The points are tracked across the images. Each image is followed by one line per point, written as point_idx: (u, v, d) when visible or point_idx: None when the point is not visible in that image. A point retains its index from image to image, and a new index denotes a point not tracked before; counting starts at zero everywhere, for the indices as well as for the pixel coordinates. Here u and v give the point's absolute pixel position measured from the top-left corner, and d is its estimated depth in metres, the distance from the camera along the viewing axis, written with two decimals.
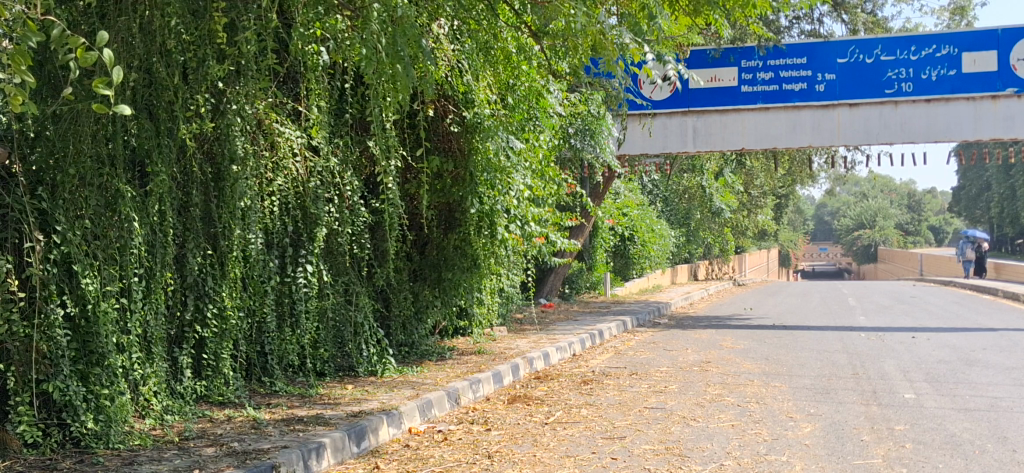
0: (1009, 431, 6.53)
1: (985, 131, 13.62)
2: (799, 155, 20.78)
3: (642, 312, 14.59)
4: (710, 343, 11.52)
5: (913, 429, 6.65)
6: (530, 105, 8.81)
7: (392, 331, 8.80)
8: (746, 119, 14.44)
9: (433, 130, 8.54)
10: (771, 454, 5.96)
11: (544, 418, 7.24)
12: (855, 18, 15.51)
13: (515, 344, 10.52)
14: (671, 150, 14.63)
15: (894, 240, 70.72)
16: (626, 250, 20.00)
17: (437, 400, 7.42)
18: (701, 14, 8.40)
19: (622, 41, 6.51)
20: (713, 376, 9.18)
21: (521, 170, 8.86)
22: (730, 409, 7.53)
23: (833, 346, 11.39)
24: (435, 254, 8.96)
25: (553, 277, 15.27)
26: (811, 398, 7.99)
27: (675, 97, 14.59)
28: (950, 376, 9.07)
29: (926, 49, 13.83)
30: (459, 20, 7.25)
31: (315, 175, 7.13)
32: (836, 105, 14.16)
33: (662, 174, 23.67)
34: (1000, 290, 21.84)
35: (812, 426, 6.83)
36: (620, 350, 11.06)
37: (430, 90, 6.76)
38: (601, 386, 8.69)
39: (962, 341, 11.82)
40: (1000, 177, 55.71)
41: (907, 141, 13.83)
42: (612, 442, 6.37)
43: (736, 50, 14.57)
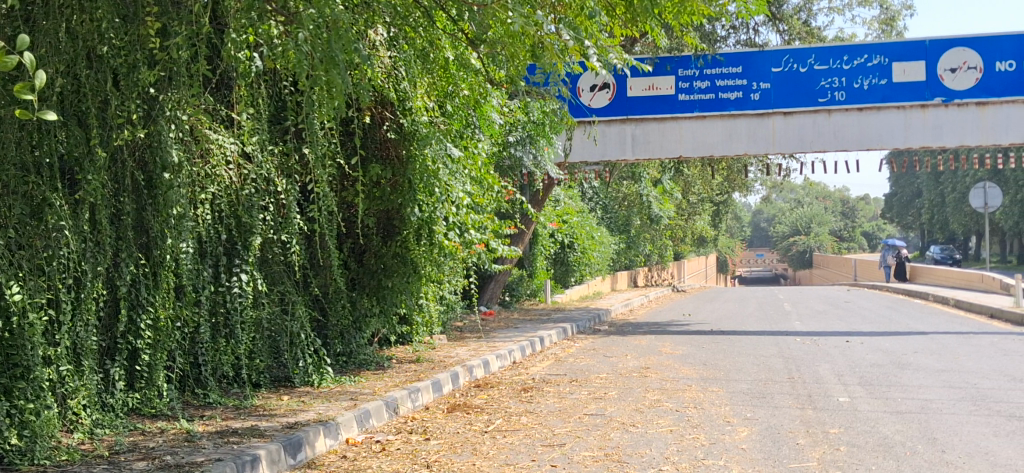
0: (939, 432, 6.69)
1: (915, 139, 13.95)
2: (736, 163, 21.08)
3: (583, 320, 14.63)
4: (649, 349, 11.60)
5: (847, 432, 6.76)
6: (468, 113, 8.82)
7: (330, 340, 8.68)
8: (685, 127, 14.61)
9: (370, 138, 8.54)
10: (708, 459, 6.01)
11: (484, 427, 7.23)
12: (791, 28, 15.81)
13: (456, 352, 10.47)
14: (610, 158, 14.76)
15: (828, 245, 72.29)
16: (566, 257, 20.06)
17: (375, 410, 7.35)
18: (637, 24, 8.50)
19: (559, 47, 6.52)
20: (652, 382, 9.26)
21: (459, 177, 8.84)
22: (668, 414, 7.59)
23: (770, 350, 11.56)
24: (374, 262, 8.92)
25: (493, 284, 15.28)
26: (747, 402, 8.09)
27: (613, 106, 14.69)
28: (883, 379, 9.27)
29: (858, 59, 14.10)
30: (396, 27, 7.24)
31: (249, 183, 7.05)
32: (771, 114, 14.40)
33: (603, 180, 23.83)
34: (929, 294, 22.42)
35: (748, 430, 6.91)
36: (560, 357, 11.07)
37: (366, 96, 6.73)
38: (541, 393, 8.71)
39: (895, 344, 12.08)
40: (929, 183, 57.32)
41: (841, 149, 14.15)
42: (552, 450, 6.38)
43: (672, 58, 14.62)
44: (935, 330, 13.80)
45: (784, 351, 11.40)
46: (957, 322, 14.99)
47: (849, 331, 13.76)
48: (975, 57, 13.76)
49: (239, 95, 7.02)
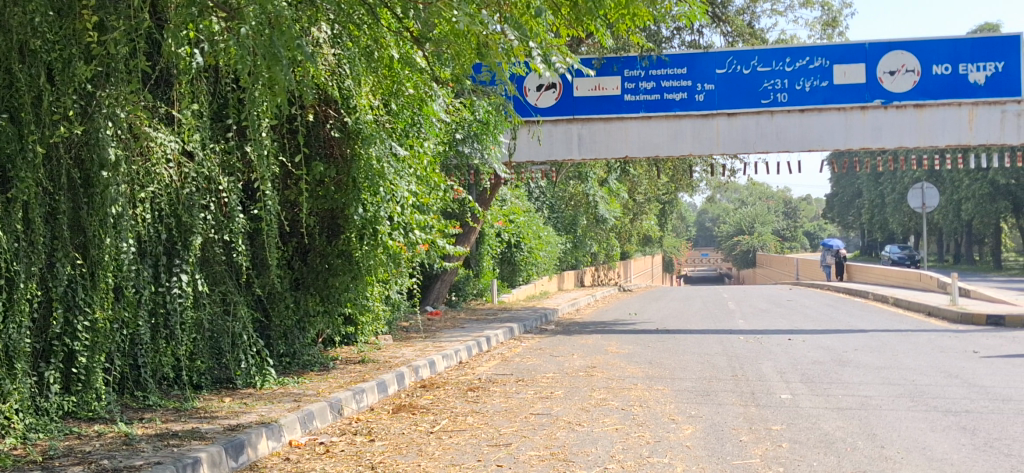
0: (878, 428, 6.80)
1: (855, 140, 14.23)
2: (682, 163, 21.28)
3: (529, 320, 14.64)
4: (596, 349, 11.65)
5: (789, 429, 6.85)
6: (413, 112, 8.80)
7: (273, 341, 8.57)
8: (630, 128, 14.73)
9: (313, 135, 8.45)
10: (653, 457, 6.04)
11: (429, 427, 7.19)
12: (736, 30, 15.98)
13: (401, 352, 10.40)
14: (556, 158, 14.87)
15: (772, 245, 73.31)
16: (512, 257, 20.07)
17: (319, 411, 7.26)
18: (583, 24, 8.51)
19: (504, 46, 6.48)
20: (598, 381, 9.28)
21: (405, 176, 8.79)
22: (614, 413, 7.61)
23: (714, 349, 11.67)
24: (317, 262, 8.85)
25: (439, 284, 15.22)
26: (692, 400, 8.16)
27: (560, 105, 14.79)
28: (823, 376, 9.40)
29: (800, 61, 14.28)
30: (340, 25, 7.18)
31: (189, 181, 6.91)
32: (715, 115, 14.56)
33: (550, 180, 23.86)
34: (869, 293, 22.85)
35: (693, 427, 6.96)
36: (506, 357, 11.06)
37: (310, 94, 6.65)
38: (487, 393, 8.68)
39: (835, 342, 12.29)
40: (868, 184, 58.46)
41: (783, 150, 14.37)
42: (498, 449, 6.36)
43: (619, 59, 14.68)
44: (874, 327, 14.07)
45: (728, 350, 11.52)
46: (896, 320, 15.29)
47: (791, 329, 13.96)
48: (913, 60, 14.02)
49: (179, 91, 6.87)
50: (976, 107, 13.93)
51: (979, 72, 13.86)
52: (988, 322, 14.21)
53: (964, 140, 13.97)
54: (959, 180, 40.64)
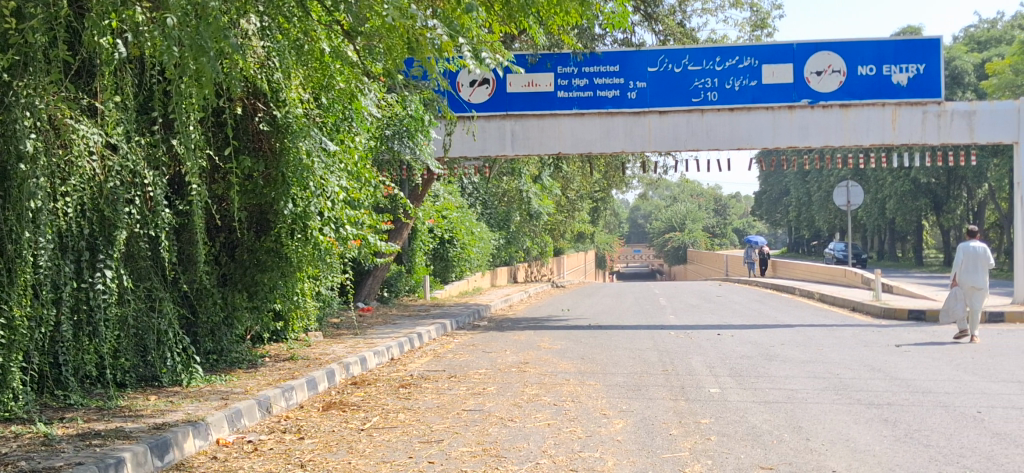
0: (803, 421, 6.94)
1: (783, 138, 14.50)
2: (614, 161, 21.48)
3: (461, 316, 14.64)
4: (528, 345, 11.68)
5: (717, 422, 6.95)
6: (344, 107, 8.74)
7: (199, 338, 8.39)
8: (564, 124, 14.82)
9: (242, 128, 8.30)
10: (584, 451, 6.08)
11: (360, 425, 7.12)
12: (668, 28, 16.16)
13: (331, 349, 10.30)
14: (490, 153, 14.87)
15: (703, 241, 74.37)
16: (445, 252, 20.03)
17: (247, 409, 7.15)
18: (515, 20, 8.52)
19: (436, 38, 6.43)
20: (530, 377, 9.31)
21: (336, 171, 8.71)
22: (546, 408, 7.64)
23: (645, 344, 11.80)
24: (246, 257, 8.71)
25: (371, 280, 15.13)
26: (623, 395, 8.24)
27: (493, 101, 14.80)
28: (751, 370, 9.57)
29: (730, 60, 14.49)
30: (270, 17, 7.09)
31: (113, 175, 6.71)
32: (646, 113, 14.69)
33: (483, 176, 23.89)
34: (795, 289, 23.32)
35: (623, 422, 7.03)
36: (438, 353, 11.03)
37: (239, 86, 6.53)
38: (418, 390, 8.64)
39: (762, 337, 12.51)
40: (796, 183, 59.71)
41: (713, 148, 14.58)
42: (429, 446, 6.34)
43: (552, 56, 14.78)
44: (800, 322, 14.36)
45: (659, 345, 11.65)
46: (821, 315, 15.64)
47: (720, 324, 14.18)
48: (839, 61, 14.31)
49: (102, 82, 6.67)
50: (899, 108, 14.31)
51: (902, 73, 14.21)
52: (909, 316, 14.62)
53: (888, 140, 14.34)
54: (882, 178, 41.71)
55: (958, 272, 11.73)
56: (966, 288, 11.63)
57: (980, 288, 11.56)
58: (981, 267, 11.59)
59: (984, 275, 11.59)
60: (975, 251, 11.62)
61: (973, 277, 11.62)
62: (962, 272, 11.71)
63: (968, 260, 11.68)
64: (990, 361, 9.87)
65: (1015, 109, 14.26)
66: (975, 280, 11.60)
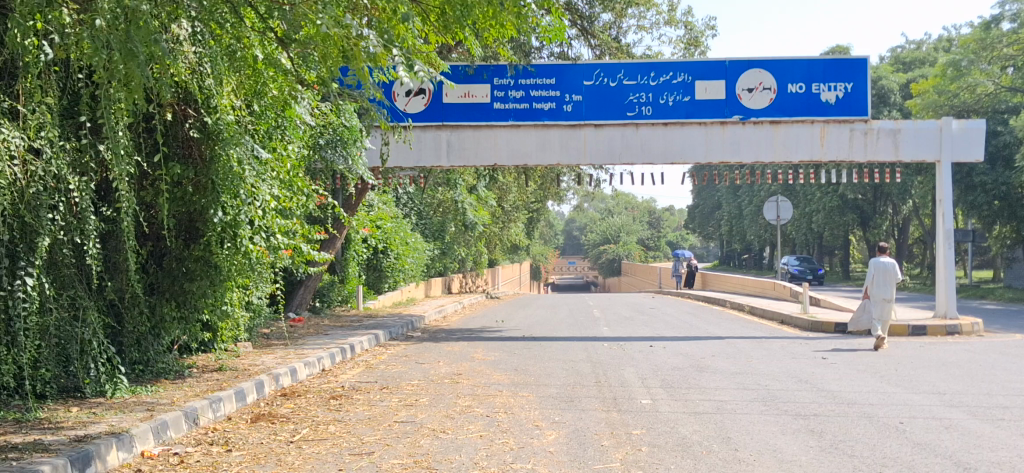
0: (732, 432, 7.04)
1: (714, 154, 14.74)
2: (549, 173, 21.63)
3: (395, 326, 14.56)
4: (462, 356, 11.66)
5: (649, 433, 7.02)
6: (277, 114, 8.72)
7: (125, 348, 8.20)
8: (499, 136, 14.84)
9: (171, 135, 8.14)
10: (516, 463, 6.09)
11: (289, 436, 7.03)
12: (602, 43, 16.33)
13: (261, 360, 10.15)
14: (425, 164, 14.82)
15: (636, 254, 75.18)
16: (379, 263, 19.92)
17: (173, 421, 6.99)
18: (451, 31, 8.52)
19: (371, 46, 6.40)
20: (463, 388, 9.30)
21: (267, 180, 8.60)
22: (478, 419, 7.64)
23: (578, 355, 11.87)
24: (174, 266, 8.56)
25: (302, 290, 14.99)
26: (556, 406, 8.27)
27: (429, 111, 14.82)
28: (682, 382, 9.69)
29: (664, 76, 14.69)
30: (202, 23, 6.96)
31: (35, 180, 6.52)
32: (582, 126, 14.84)
33: (418, 187, 23.85)
34: (726, 302, 23.73)
35: (556, 433, 7.05)
36: (371, 364, 10.95)
37: (169, 94, 6.43)
38: (350, 401, 8.56)
39: (693, 349, 12.68)
40: (728, 197, 60.76)
41: (647, 162, 14.74)
42: (360, 458, 6.28)
43: (489, 67, 14.73)
44: (730, 335, 14.59)
45: (592, 357, 11.73)
46: (751, 327, 15.91)
47: (653, 336, 14.33)
48: (770, 79, 14.62)
49: (25, 85, 6.50)
50: (828, 126, 14.64)
51: (831, 92, 14.58)
52: (835, 330, 14.93)
53: (816, 156, 14.64)
54: (811, 194, 42.63)
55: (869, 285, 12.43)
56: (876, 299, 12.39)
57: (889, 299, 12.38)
58: (891, 280, 12.36)
59: (892, 287, 12.43)
60: (885, 266, 12.34)
61: (882, 290, 12.39)
62: (872, 285, 12.44)
63: (877, 273, 12.41)
64: (912, 373, 10.14)
65: (936, 128, 14.68)
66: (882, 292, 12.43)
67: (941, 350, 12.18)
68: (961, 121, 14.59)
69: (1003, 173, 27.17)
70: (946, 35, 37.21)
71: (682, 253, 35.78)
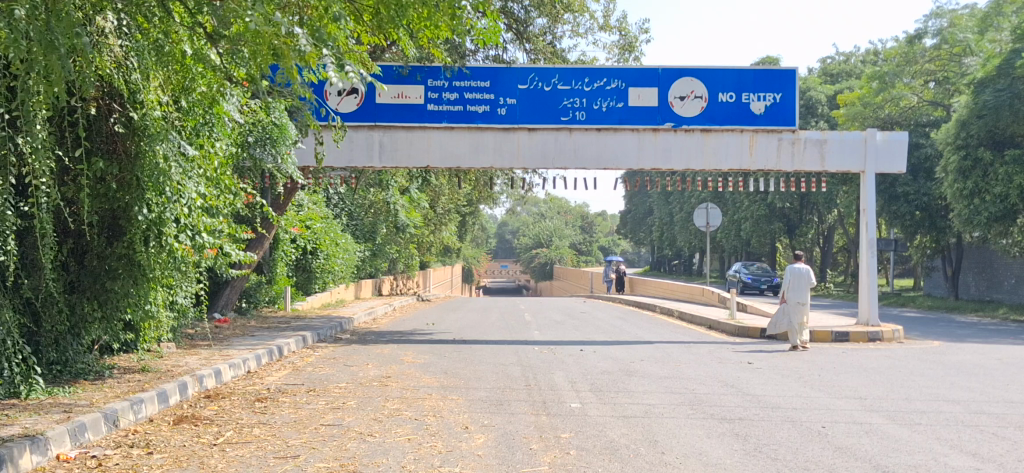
0: (659, 435, 7.12)
1: (647, 160, 14.81)
2: (481, 176, 21.63)
3: (324, 328, 14.39)
4: (391, 358, 11.57)
5: (577, 437, 7.05)
6: (205, 111, 8.51)
7: (41, 347, 7.96)
8: (433, 137, 14.79)
9: (94, 129, 7.88)
10: (443, 466, 6.06)
11: (213, 439, 6.89)
12: (536, 48, 16.46)
13: (185, 361, 9.94)
14: (356, 164, 14.67)
15: (568, 258, 75.58)
16: (307, 264, 19.66)
17: (92, 422, 6.81)
18: (384, 31, 8.46)
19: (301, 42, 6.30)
20: (392, 391, 9.22)
21: (193, 177, 8.49)
22: (407, 423, 7.59)
23: (508, 359, 11.88)
24: (95, 264, 8.30)
25: (229, 291, 14.75)
26: (485, 409, 8.25)
27: (361, 111, 14.76)
28: (611, 386, 9.76)
29: (598, 82, 14.84)
30: (127, 16, 6.86)
31: None
32: (515, 129, 14.84)
33: (349, 187, 23.65)
34: (656, 307, 24.00)
35: (485, 437, 7.04)
36: (298, 367, 10.80)
37: (91, 87, 6.26)
38: (275, 404, 8.43)
39: (623, 353, 12.78)
40: (660, 203, 61.53)
41: (580, 167, 14.81)
42: (285, 462, 6.19)
43: (422, 67, 14.76)
44: (659, 339, 14.74)
45: (522, 360, 11.76)
46: (680, 332, 16.10)
47: (583, 340, 14.41)
48: (701, 87, 14.87)
49: None
50: (756, 135, 14.93)
51: (760, 101, 14.85)
52: (761, 335, 15.23)
53: (745, 165, 14.87)
54: (740, 201, 43.42)
55: (785, 289, 13.23)
56: (792, 303, 13.11)
57: (803, 303, 13.10)
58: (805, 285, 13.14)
59: (806, 291, 13.15)
60: (801, 272, 13.16)
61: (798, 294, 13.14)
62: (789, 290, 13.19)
63: (793, 279, 13.19)
64: (834, 378, 10.37)
65: (862, 139, 15.06)
66: (802, 297, 13.11)
67: (863, 356, 12.48)
68: (884, 133, 15.00)
69: (924, 184, 28.04)
70: (872, 49, 38.47)
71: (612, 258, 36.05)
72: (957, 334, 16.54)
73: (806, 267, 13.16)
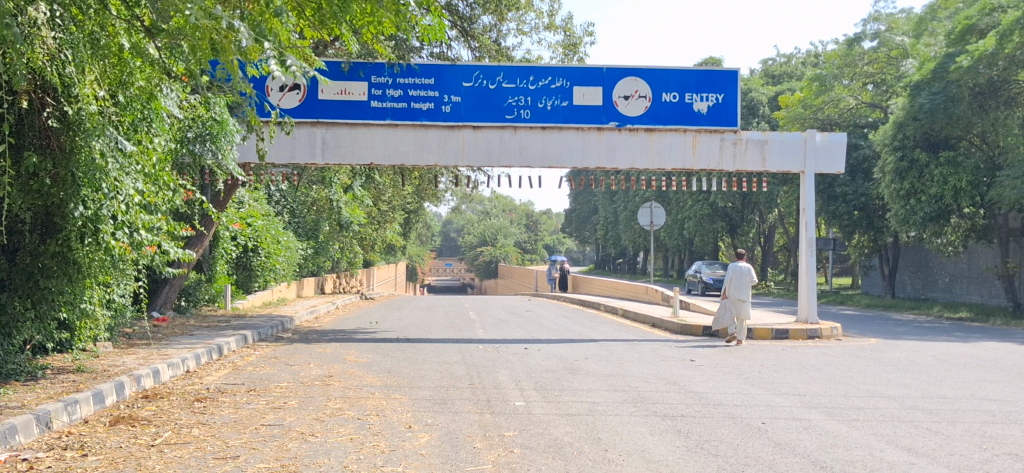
0: (603, 433, 7.15)
1: (592, 159, 14.89)
2: (426, 174, 21.55)
3: (265, 327, 14.19)
4: (334, 358, 11.46)
5: (520, 435, 7.05)
6: (143, 106, 8.28)
7: None
8: (376, 135, 14.68)
9: (27, 124, 7.69)
10: (386, 466, 6.01)
11: (150, 440, 6.75)
12: (482, 46, 16.40)
13: (122, 361, 9.72)
14: (298, 161, 14.53)
15: (513, 256, 75.70)
16: (248, 262, 19.38)
17: (23, 424, 6.62)
18: (326, 26, 8.37)
19: (241, 33, 6.19)
20: (335, 390, 9.13)
21: (131, 173, 8.23)
22: (349, 422, 7.52)
23: (453, 357, 11.84)
24: (28, 262, 8.16)
25: (168, 289, 14.51)
26: (429, 408, 8.21)
27: (304, 107, 14.57)
28: (556, 384, 9.78)
29: (542, 80, 14.86)
30: (62, 7, 6.83)
31: None
32: (460, 127, 14.79)
33: (292, 184, 23.38)
34: (600, 306, 24.15)
35: (428, 436, 7.00)
36: (239, 366, 10.65)
37: (22, 81, 6.12)
38: (214, 404, 8.28)
39: (567, 352, 12.82)
40: (605, 202, 61.90)
41: (525, 165, 14.81)
42: (224, 462, 6.09)
43: (366, 64, 14.66)
44: (603, 338, 14.82)
45: (467, 359, 11.73)
46: (624, 331, 16.21)
47: (528, 339, 14.43)
48: (645, 87, 14.98)
49: None
50: (699, 135, 15.08)
51: (702, 102, 15.02)
52: (703, 333, 15.40)
53: (688, 164, 15.01)
54: (683, 201, 43.87)
55: (727, 285, 13.42)
56: (732, 301, 13.36)
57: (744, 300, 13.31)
58: (747, 284, 13.29)
59: (748, 288, 13.32)
60: (741, 271, 13.27)
61: (739, 291, 13.34)
62: (730, 287, 13.39)
63: (735, 277, 13.34)
64: (774, 376, 10.52)
65: (802, 140, 15.30)
66: (743, 295, 13.31)
67: (802, 353, 12.68)
68: (824, 134, 15.27)
69: (862, 185, 28.62)
70: (812, 51, 39.09)
71: (556, 257, 36.13)
72: (893, 332, 16.91)
73: (747, 267, 13.24)
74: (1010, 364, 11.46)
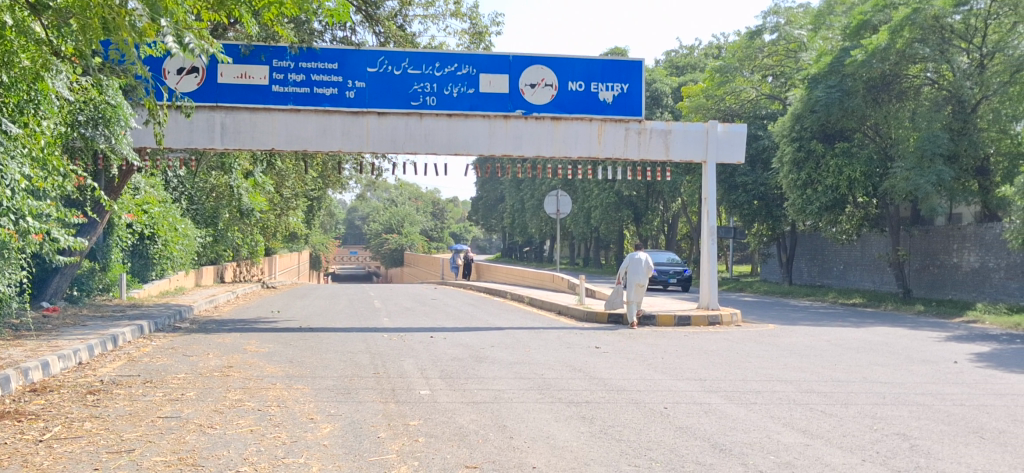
0: (507, 420, 7.15)
1: (498, 146, 14.85)
2: (331, 161, 21.24)
3: (161, 317, 13.77)
4: (233, 348, 11.19)
5: (425, 424, 7.00)
6: (30, 88, 7.87)
7: None
8: (277, 120, 14.36)
9: None
10: (287, 457, 5.89)
11: (38, 435, 6.46)
12: (387, 32, 16.21)
13: (8, 353, 9.30)
14: (196, 146, 14.11)
15: (418, 245, 75.36)
16: (144, 250, 18.80)
17: None
18: (225, 8, 8.16)
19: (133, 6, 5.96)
20: (235, 381, 8.91)
21: (16, 157, 7.82)
22: (249, 413, 7.34)
23: (357, 347, 11.69)
24: None
25: (59, 278, 13.97)
26: (332, 398, 8.09)
27: (202, 90, 14.17)
28: (461, 372, 9.74)
29: (448, 67, 14.78)
30: None
31: None
32: (365, 113, 14.59)
33: (190, 171, 22.77)
34: (507, 293, 24.20)
35: (331, 426, 6.90)
36: (133, 357, 10.30)
37: None
38: (108, 397, 7.99)
39: (473, 340, 12.80)
40: (511, 190, 62.12)
41: (431, 152, 14.68)
42: (118, 457, 5.87)
43: (267, 48, 14.35)
44: (509, 326, 14.85)
45: (371, 348, 11.59)
46: (530, 318, 16.27)
47: (433, 327, 14.35)
48: (551, 75, 15.03)
49: None
50: (605, 124, 15.19)
51: (608, 91, 15.16)
52: (608, 320, 15.56)
53: (594, 153, 15.13)
54: (589, 189, 44.33)
55: (626, 270, 13.83)
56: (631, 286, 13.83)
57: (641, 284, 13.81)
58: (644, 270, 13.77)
59: (644, 273, 13.81)
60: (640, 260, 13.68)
61: (637, 276, 13.80)
62: (628, 273, 13.81)
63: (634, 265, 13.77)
64: (676, 361, 10.70)
65: (703, 130, 15.59)
66: (642, 280, 13.80)
67: (703, 339, 12.94)
68: (725, 125, 15.60)
69: (761, 174, 29.41)
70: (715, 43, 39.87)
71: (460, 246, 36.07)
72: (790, 318, 17.41)
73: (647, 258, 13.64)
74: (899, 347, 11.92)
